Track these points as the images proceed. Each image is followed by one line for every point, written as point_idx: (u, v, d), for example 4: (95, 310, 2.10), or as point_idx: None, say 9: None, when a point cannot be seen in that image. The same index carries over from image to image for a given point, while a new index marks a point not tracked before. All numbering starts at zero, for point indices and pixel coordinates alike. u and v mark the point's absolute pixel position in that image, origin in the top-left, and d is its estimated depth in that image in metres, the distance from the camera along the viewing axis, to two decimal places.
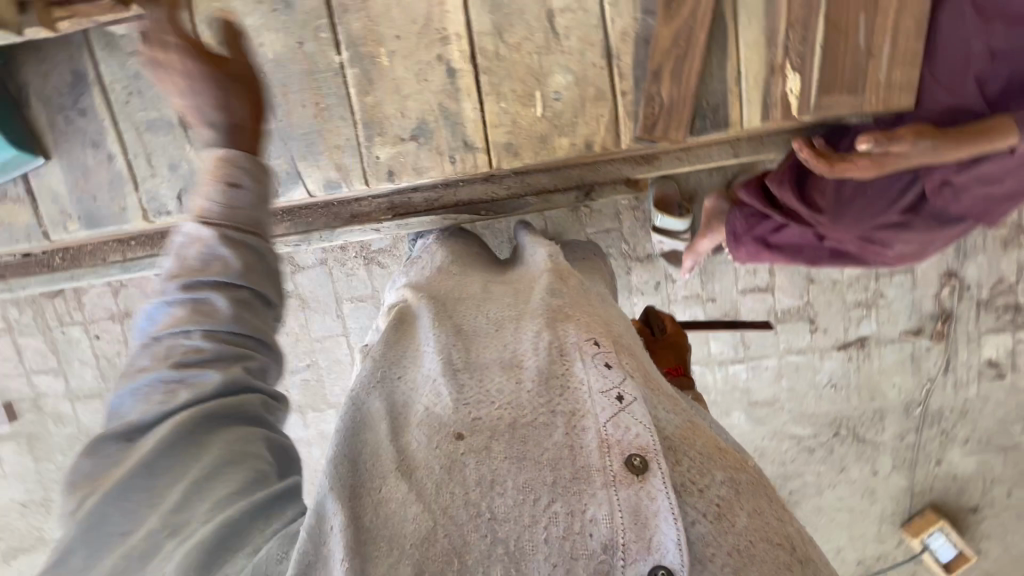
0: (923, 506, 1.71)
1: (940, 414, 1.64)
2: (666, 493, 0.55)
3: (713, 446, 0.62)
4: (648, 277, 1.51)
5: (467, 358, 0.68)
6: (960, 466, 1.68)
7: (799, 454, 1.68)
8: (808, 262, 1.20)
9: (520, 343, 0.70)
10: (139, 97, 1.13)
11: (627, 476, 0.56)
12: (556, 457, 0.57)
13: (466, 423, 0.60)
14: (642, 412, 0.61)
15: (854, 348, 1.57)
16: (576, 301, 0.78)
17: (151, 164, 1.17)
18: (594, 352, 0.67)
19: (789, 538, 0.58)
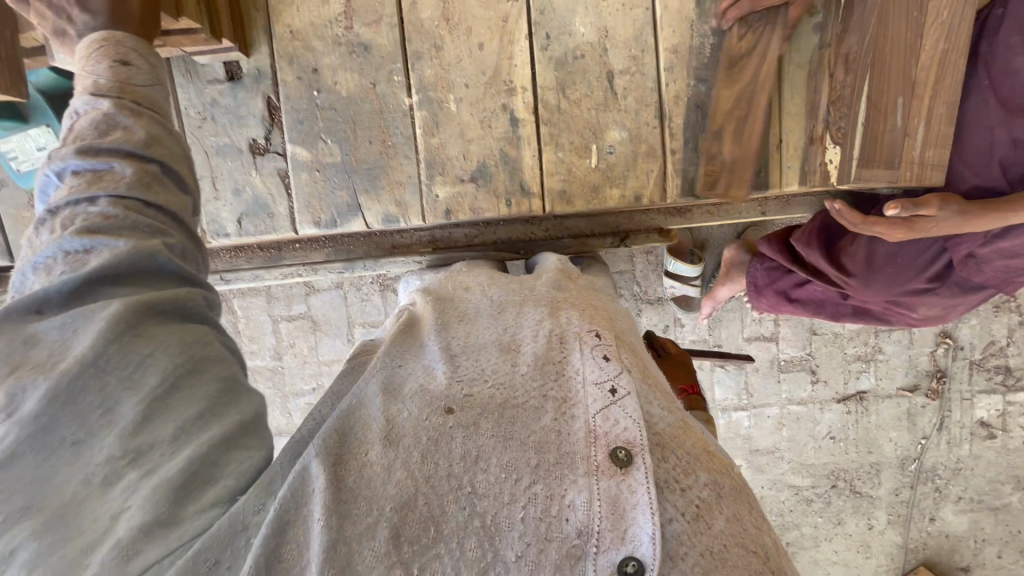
0: (916, 563, 1.72)
1: (933, 471, 1.67)
2: (647, 487, 0.50)
3: (702, 449, 0.56)
4: (657, 319, 1.53)
5: (465, 343, 0.65)
6: (952, 524, 1.70)
7: (797, 505, 1.68)
8: (829, 316, 1.26)
9: (523, 328, 0.66)
10: (213, 123, 1.07)
11: (610, 466, 0.51)
12: (541, 441, 0.53)
13: (458, 398, 0.56)
14: (634, 406, 0.56)
15: (854, 401, 1.61)
16: (582, 299, 0.74)
17: (216, 188, 1.10)
18: (595, 343, 0.63)
19: (768, 550, 0.52)
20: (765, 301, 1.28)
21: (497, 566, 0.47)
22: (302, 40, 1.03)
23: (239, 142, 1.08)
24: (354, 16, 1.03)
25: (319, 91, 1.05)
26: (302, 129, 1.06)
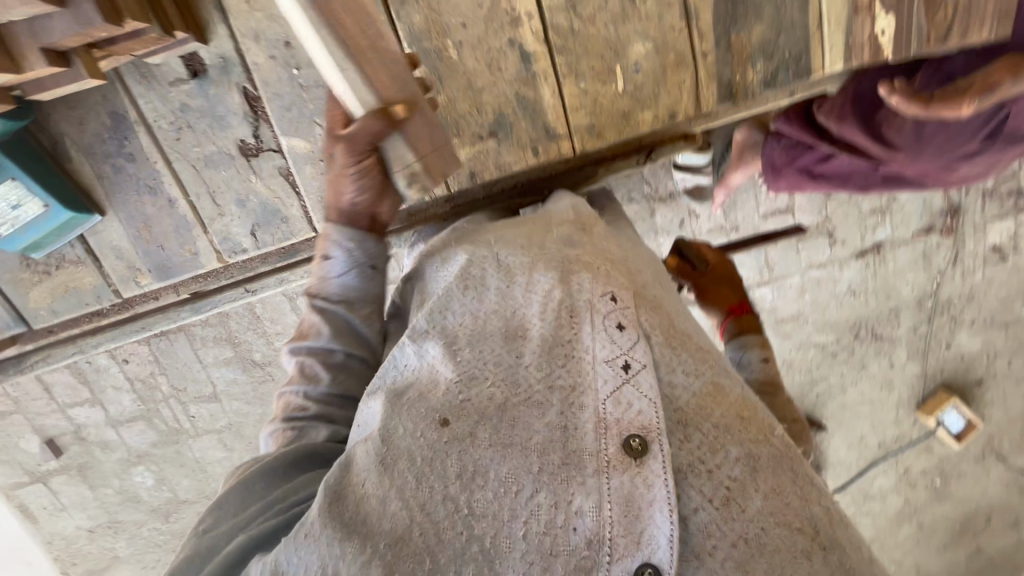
0: (936, 387, 1.85)
1: (949, 302, 1.74)
2: (663, 481, 0.61)
3: (734, 416, 0.67)
4: (672, 216, 1.49)
5: (469, 330, 0.73)
6: (967, 346, 1.81)
7: (824, 360, 1.78)
8: (856, 187, 1.23)
9: (530, 308, 0.74)
10: (192, 132, 1.17)
11: (623, 458, 0.63)
12: (548, 442, 0.64)
13: (451, 410, 0.66)
14: (646, 382, 0.66)
15: (871, 255, 1.63)
16: (598, 255, 0.80)
17: (217, 204, 1.23)
18: (608, 309, 0.72)
19: (815, 524, 0.63)
20: (783, 180, 1.26)
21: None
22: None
23: (229, 145, 1.18)
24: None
25: (298, 69, 1.13)
26: (290, 116, 1.16)
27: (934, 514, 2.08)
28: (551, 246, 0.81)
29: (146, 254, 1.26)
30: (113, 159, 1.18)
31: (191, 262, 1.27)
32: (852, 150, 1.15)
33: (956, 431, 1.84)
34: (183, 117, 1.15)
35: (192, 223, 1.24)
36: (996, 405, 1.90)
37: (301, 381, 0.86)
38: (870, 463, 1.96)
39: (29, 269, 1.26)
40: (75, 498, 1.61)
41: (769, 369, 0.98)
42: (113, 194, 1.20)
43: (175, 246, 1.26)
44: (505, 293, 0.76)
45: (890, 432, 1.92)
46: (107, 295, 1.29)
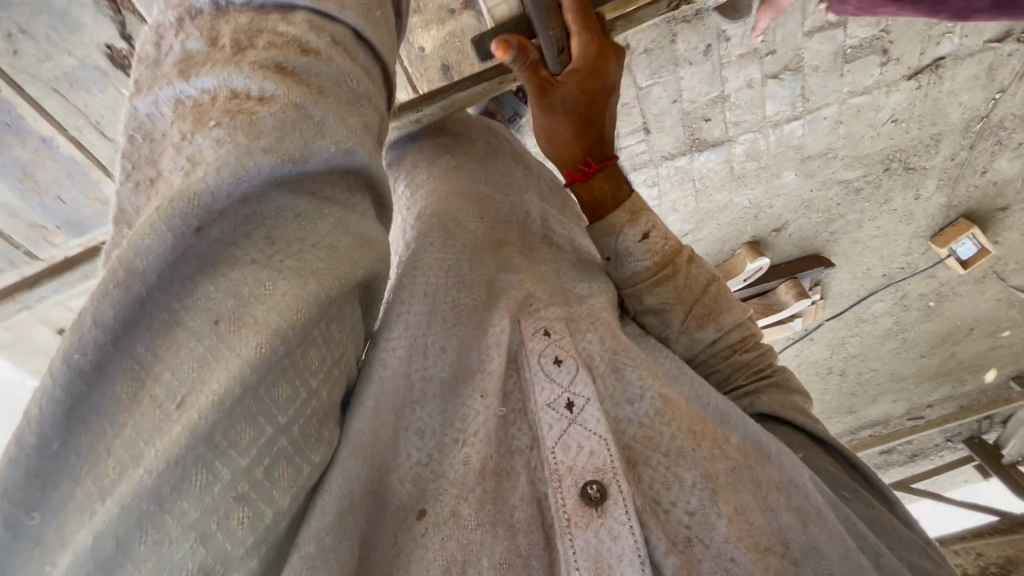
0: (957, 217, 1.78)
1: (999, 124, 1.54)
2: (630, 529, 0.38)
3: (689, 433, 0.44)
4: (697, 41, 1.23)
5: (424, 373, 0.44)
6: (1005, 172, 1.66)
7: (845, 197, 1.67)
8: (949, 15, 0.90)
9: (480, 341, 0.48)
10: (34, 38, 0.91)
11: (583, 512, 0.39)
12: (526, 522, 0.39)
13: (425, 492, 0.39)
14: (597, 418, 0.43)
15: (928, 74, 1.38)
16: (527, 273, 0.55)
17: (106, 134, 1.04)
18: (545, 343, 0.47)
19: (785, 535, 0.42)
20: (855, 2, 0.94)
21: None
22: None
23: (93, 57, 0.95)
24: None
25: None
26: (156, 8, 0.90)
27: (920, 331, 2.19)
28: (451, 256, 0.54)
29: (48, 210, 1.12)
30: None
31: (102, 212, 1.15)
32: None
33: (965, 258, 1.80)
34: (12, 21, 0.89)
35: (87, 166, 1.08)
36: (1013, 229, 1.84)
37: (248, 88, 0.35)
38: (870, 291, 1.99)
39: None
40: None
41: (656, 248, 0.63)
42: None
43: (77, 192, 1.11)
44: (429, 323, 0.48)
45: (898, 262, 1.90)
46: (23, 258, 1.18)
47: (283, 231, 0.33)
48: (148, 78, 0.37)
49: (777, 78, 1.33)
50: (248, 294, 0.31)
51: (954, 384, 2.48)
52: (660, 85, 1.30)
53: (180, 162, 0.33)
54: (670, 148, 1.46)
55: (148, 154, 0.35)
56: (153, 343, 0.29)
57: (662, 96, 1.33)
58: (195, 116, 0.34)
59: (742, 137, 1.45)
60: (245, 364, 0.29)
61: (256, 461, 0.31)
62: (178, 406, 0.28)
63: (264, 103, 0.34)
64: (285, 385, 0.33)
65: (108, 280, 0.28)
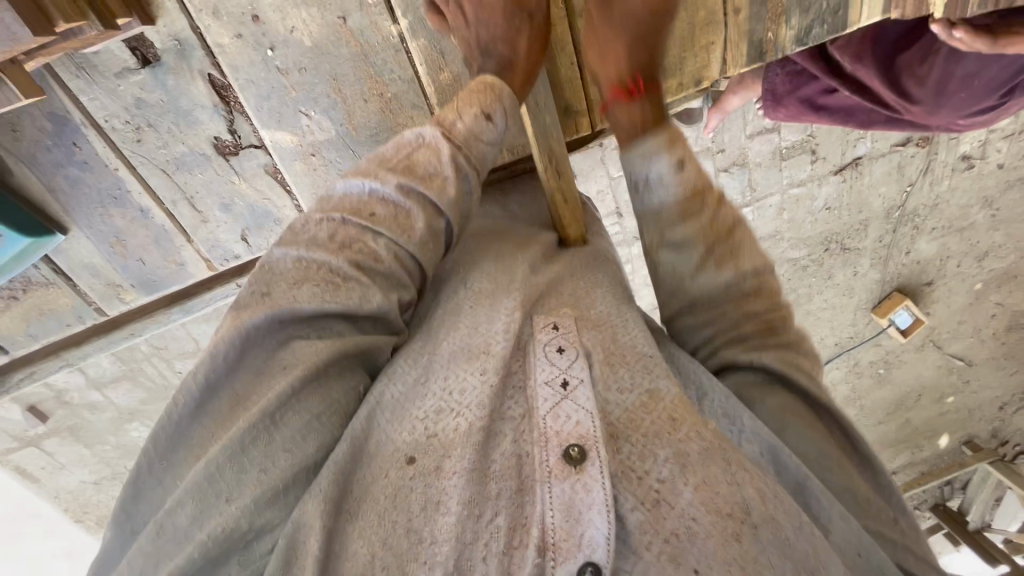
0: (891, 290, 2.00)
1: (914, 212, 1.80)
2: (602, 485, 0.57)
3: (666, 421, 0.62)
4: None
5: (441, 358, 0.66)
6: (924, 251, 1.92)
7: (794, 273, 1.87)
8: (857, 123, 1.13)
9: (489, 327, 0.68)
10: (153, 130, 1.02)
11: (563, 467, 0.58)
12: (503, 470, 0.59)
13: (420, 445, 0.59)
14: (585, 397, 0.63)
15: (850, 170, 1.64)
16: (540, 279, 0.76)
17: (199, 210, 1.13)
18: (550, 336, 0.68)
19: (748, 507, 0.57)
20: (785, 110, 1.15)
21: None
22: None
23: (201, 145, 1.05)
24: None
25: (272, 50, 0.99)
26: (269, 105, 1.04)
27: (875, 398, 2.35)
28: (471, 270, 0.76)
29: (127, 270, 1.17)
30: (64, 171, 1.03)
31: (179, 274, 1.21)
32: (868, 91, 1.07)
33: (904, 327, 2.00)
34: (141, 117, 1.00)
35: (174, 234, 1.15)
36: (940, 303, 2.08)
37: (379, 205, 0.66)
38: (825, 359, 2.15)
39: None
40: (75, 455, 1.57)
41: (686, 181, 0.73)
42: (70, 205, 1.07)
43: (157, 259, 1.18)
44: (449, 318, 0.70)
45: (846, 331, 2.09)
46: (89, 315, 1.21)
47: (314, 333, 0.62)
48: (286, 239, 0.65)
49: (727, 171, 1.54)
50: (292, 358, 0.59)
51: (913, 449, 2.61)
52: None
53: (289, 295, 0.60)
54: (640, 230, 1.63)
55: (266, 279, 0.62)
56: (253, 355, 0.58)
57: None
58: (330, 206, 0.67)
59: None
60: (289, 371, 0.57)
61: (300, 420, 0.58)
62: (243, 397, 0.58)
63: (347, 284, 0.62)
64: (311, 392, 0.60)
65: (236, 325, 0.57)
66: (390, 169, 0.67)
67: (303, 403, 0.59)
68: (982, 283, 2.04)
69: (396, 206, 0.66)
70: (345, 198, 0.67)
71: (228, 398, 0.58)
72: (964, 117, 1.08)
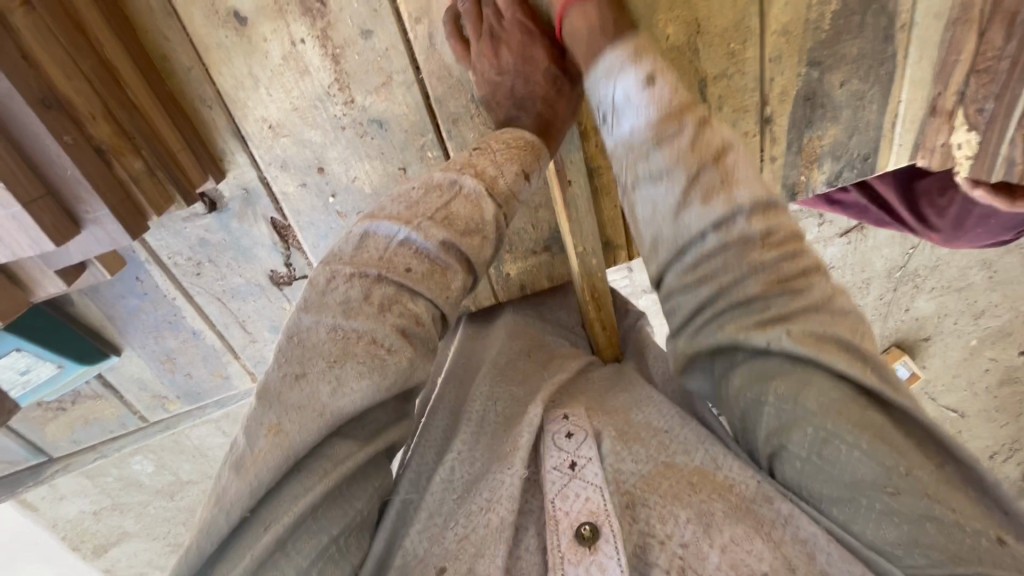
0: (890, 344, 2.04)
1: (915, 272, 1.84)
2: (616, 560, 0.55)
3: (684, 484, 0.60)
4: None
5: (468, 468, 0.66)
6: (923, 308, 1.96)
7: None
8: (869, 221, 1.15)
9: (512, 436, 0.68)
10: (212, 266, 0.97)
11: (576, 550, 0.56)
12: (528, 567, 0.57)
13: (447, 552, 0.58)
14: (595, 472, 0.62)
15: (855, 233, 1.68)
16: (560, 376, 0.76)
17: (248, 332, 1.07)
18: (561, 423, 0.68)
19: (790, 565, 0.54)
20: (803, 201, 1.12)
21: None
22: (288, 132, 0.85)
23: (257, 277, 1.00)
24: (352, 84, 0.83)
25: (334, 196, 0.92)
26: (327, 243, 0.96)
27: None
28: (495, 383, 0.77)
29: (173, 382, 1.13)
30: (125, 301, 0.99)
31: (224, 385, 1.16)
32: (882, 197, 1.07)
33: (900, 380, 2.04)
34: (204, 255, 0.96)
35: (221, 351, 1.10)
36: (935, 358, 2.12)
37: (393, 273, 0.60)
38: None
39: (41, 407, 1.11)
40: (77, 488, 1.56)
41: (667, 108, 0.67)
42: (127, 331, 1.04)
43: (204, 371, 1.13)
44: (480, 438, 0.69)
45: None
46: (133, 420, 1.19)
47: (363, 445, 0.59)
48: (315, 303, 0.59)
49: None
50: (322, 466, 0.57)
51: None
52: None
53: (331, 377, 0.56)
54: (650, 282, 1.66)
55: (301, 356, 0.57)
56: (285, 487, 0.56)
57: None
58: (319, 306, 0.58)
59: None
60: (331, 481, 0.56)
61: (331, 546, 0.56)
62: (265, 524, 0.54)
63: (390, 354, 0.57)
64: (336, 505, 0.57)
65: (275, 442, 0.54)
66: (428, 217, 0.62)
67: (321, 523, 0.56)
68: (978, 339, 2.08)
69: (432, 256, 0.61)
70: (375, 243, 0.62)
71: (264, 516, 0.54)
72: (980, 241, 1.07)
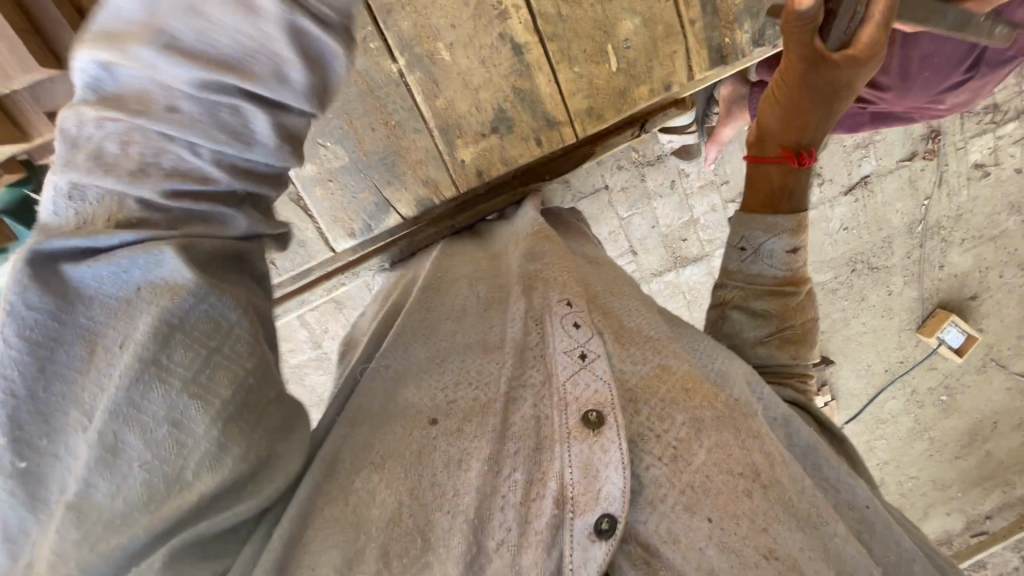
0: (934, 307, 1.91)
1: (938, 225, 1.77)
2: (617, 446, 0.63)
3: (681, 390, 0.69)
4: (662, 179, 1.51)
5: (455, 345, 0.77)
6: (960, 263, 1.85)
7: (823, 297, 1.84)
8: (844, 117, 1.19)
9: (501, 328, 0.78)
10: None
11: (582, 430, 0.64)
12: (522, 432, 0.66)
13: (439, 410, 0.69)
14: (603, 367, 0.68)
15: (860, 189, 1.65)
16: (558, 266, 0.82)
17: None
18: (566, 311, 0.73)
19: (758, 469, 0.66)
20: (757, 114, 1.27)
21: (483, 550, 0.60)
22: None
23: None
24: None
25: None
26: None
27: (944, 428, 2.17)
28: (480, 289, 0.88)
29: None
30: None
31: None
32: None
33: (957, 345, 1.90)
34: None
35: None
36: (992, 318, 1.96)
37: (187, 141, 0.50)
38: (878, 388, 2.05)
39: None
40: None
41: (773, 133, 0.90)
42: None
43: None
44: (471, 318, 0.82)
45: (895, 356, 1.99)
46: None
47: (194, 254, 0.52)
48: (94, 143, 0.50)
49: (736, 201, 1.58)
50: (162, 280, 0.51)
51: (1005, 489, 2.34)
52: (639, 215, 1.55)
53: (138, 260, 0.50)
54: (657, 265, 1.66)
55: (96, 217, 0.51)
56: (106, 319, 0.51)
57: (641, 223, 1.57)
58: (89, 169, 0.50)
59: (717, 251, 1.66)
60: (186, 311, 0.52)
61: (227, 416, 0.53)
62: (103, 339, 0.50)
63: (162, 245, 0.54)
64: (206, 323, 0.53)
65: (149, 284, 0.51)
66: (182, 44, 0.47)
67: (194, 336, 0.52)
68: None
69: (265, 99, 0.51)
70: (113, 92, 0.48)
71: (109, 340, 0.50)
72: (937, 93, 1.22)
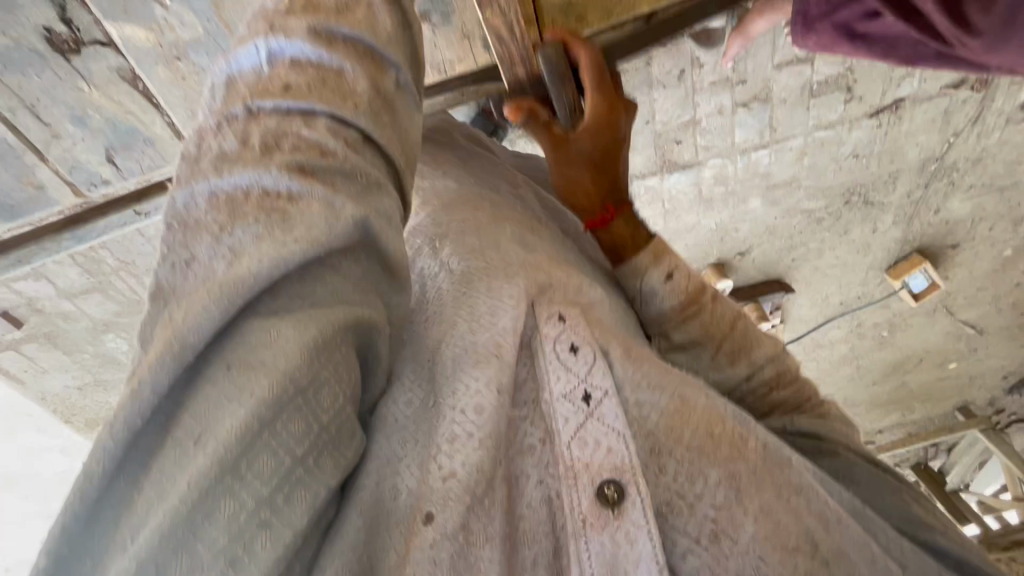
0: (911, 251, 1.86)
1: (953, 166, 1.61)
2: (647, 532, 0.44)
3: (708, 434, 0.48)
4: (672, 65, 1.25)
5: (427, 366, 0.50)
6: (956, 211, 1.75)
7: (807, 226, 1.74)
8: (898, 59, 0.96)
9: (492, 323, 0.51)
10: None
11: (598, 514, 0.44)
12: (536, 530, 0.44)
13: (430, 494, 0.43)
14: (614, 412, 0.48)
15: (887, 114, 1.44)
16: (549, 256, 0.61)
17: (43, 120, 1.03)
18: (562, 328, 0.52)
19: (813, 537, 0.46)
20: (815, 39, 0.98)
21: None
22: None
23: (28, 37, 0.93)
24: None
25: None
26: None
27: (874, 358, 2.28)
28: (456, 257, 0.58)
29: None
30: None
31: (40, 197, 1.14)
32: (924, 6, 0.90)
33: (916, 291, 1.89)
34: None
35: (23, 150, 1.06)
36: (960, 268, 1.93)
37: (305, 152, 0.42)
38: (828, 318, 2.08)
39: None
40: (57, 361, 1.58)
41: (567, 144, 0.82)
42: None
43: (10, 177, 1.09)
44: (449, 313, 0.53)
45: (854, 291, 1.99)
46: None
47: (317, 271, 0.40)
48: (185, 173, 0.42)
49: (746, 106, 1.36)
50: (260, 360, 0.36)
51: (904, 412, 2.59)
52: (635, 105, 1.33)
53: (219, 251, 0.38)
54: (642, 167, 1.49)
55: (187, 234, 0.39)
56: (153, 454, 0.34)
57: (636, 116, 1.35)
58: (229, 210, 0.39)
59: (711, 161, 1.49)
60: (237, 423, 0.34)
61: (276, 490, 0.36)
62: (195, 442, 0.34)
63: (307, 221, 0.39)
64: (295, 420, 0.37)
65: (163, 352, 0.34)
66: (284, 83, 0.44)
67: (286, 433, 0.37)
68: (1013, 249, 1.88)
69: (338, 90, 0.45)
70: (243, 82, 0.45)
71: (139, 499, 0.33)
72: None
